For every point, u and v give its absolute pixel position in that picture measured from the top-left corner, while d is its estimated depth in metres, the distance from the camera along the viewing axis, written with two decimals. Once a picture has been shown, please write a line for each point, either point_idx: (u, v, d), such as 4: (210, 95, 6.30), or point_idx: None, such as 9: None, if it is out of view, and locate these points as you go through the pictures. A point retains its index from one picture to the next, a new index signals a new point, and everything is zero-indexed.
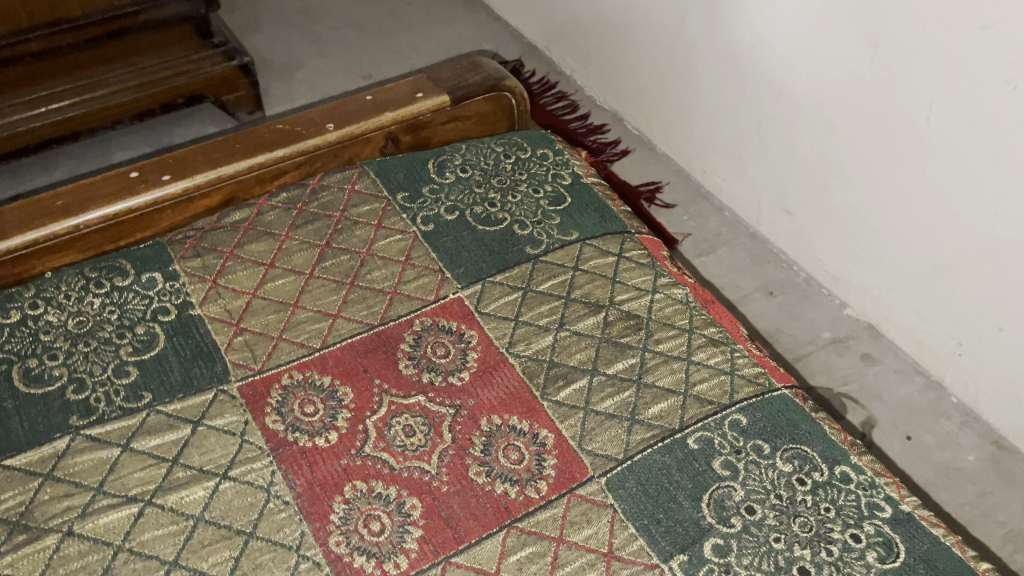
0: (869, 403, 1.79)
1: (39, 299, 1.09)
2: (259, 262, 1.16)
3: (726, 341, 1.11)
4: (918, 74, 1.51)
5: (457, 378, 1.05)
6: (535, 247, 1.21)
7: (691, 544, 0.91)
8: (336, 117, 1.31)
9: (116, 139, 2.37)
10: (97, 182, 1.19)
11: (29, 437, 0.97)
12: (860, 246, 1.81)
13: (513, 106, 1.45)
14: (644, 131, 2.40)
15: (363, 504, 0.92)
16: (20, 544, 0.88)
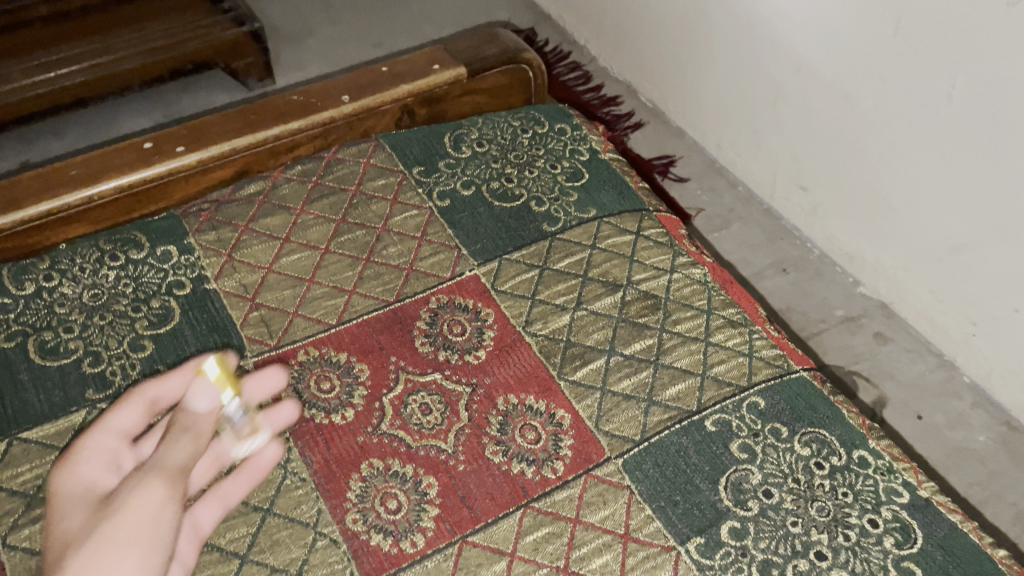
0: (881, 382, 1.78)
1: (53, 271, 1.08)
2: (274, 237, 1.15)
3: (744, 322, 1.10)
4: (941, 50, 1.48)
5: (474, 356, 1.04)
6: (553, 225, 1.20)
7: (707, 527, 0.91)
8: (352, 88, 1.29)
9: (126, 105, 2.35)
10: (111, 153, 1.18)
11: (46, 410, 0.97)
12: (876, 224, 1.79)
13: (530, 79, 1.43)
14: (658, 103, 2.37)
15: (379, 482, 0.92)
16: (38, 517, 0.88)
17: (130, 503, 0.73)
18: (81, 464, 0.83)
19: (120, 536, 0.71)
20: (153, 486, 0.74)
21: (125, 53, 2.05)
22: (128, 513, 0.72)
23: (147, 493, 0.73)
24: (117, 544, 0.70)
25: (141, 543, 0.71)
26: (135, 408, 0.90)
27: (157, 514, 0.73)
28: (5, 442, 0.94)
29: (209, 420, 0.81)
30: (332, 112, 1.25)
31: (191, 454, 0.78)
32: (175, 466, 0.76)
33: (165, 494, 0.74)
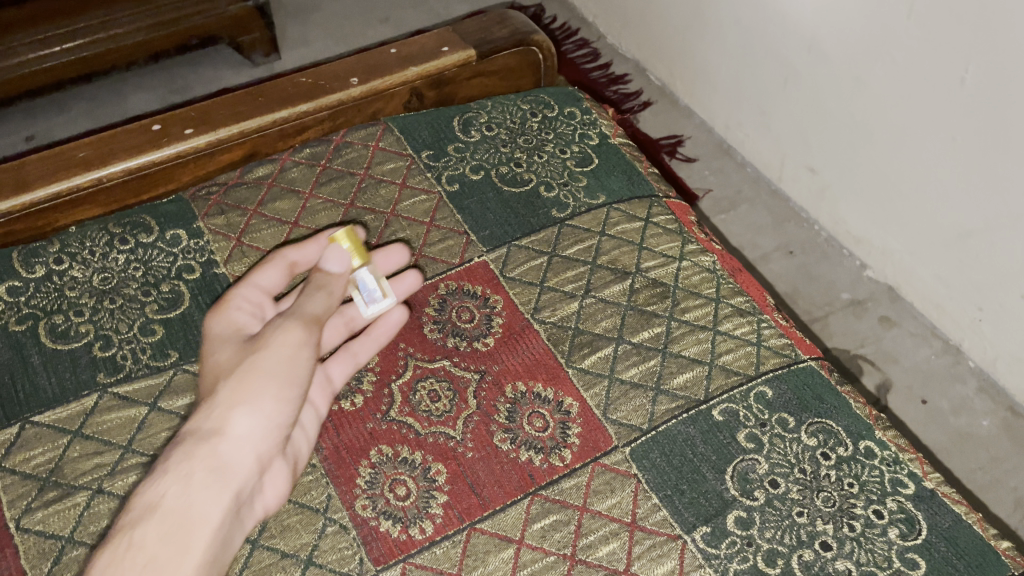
0: (886, 366, 1.79)
1: (63, 254, 1.09)
2: (283, 221, 1.15)
3: (753, 311, 1.11)
4: (955, 35, 1.46)
5: (482, 343, 1.04)
6: (562, 211, 1.20)
7: (714, 516, 0.91)
8: (360, 70, 1.28)
9: (132, 80, 2.34)
10: (119, 135, 1.17)
11: (58, 393, 0.97)
12: (884, 208, 1.78)
13: (540, 61, 1.42)
14: (666, 82, 2.35)
15: (388, 468, 0.93)
16: (51, 501, 0.89)
17: (272, 343, 0.90)
18: (233, 310, 0.98)
19: (264, 368, 0.88)
20: (293, 328, 0.91)
21: (129, 29, 2.13)
22: (271, 350, 0.89)
23: (288, 335, 0.90)
24: (259, 374, 0.88)
25: (283, 375, 0.88)
26: (278, 268, 1.02)
27: (295, 352, 0.90)
28: (17, 425, 0.95)
29: (340, 281, 0.96)
30: (341, 95, 1.25)
31: (325, 305, 0.94)
32: (312, 314, 0.93)
33: (302, 337, 0.91)
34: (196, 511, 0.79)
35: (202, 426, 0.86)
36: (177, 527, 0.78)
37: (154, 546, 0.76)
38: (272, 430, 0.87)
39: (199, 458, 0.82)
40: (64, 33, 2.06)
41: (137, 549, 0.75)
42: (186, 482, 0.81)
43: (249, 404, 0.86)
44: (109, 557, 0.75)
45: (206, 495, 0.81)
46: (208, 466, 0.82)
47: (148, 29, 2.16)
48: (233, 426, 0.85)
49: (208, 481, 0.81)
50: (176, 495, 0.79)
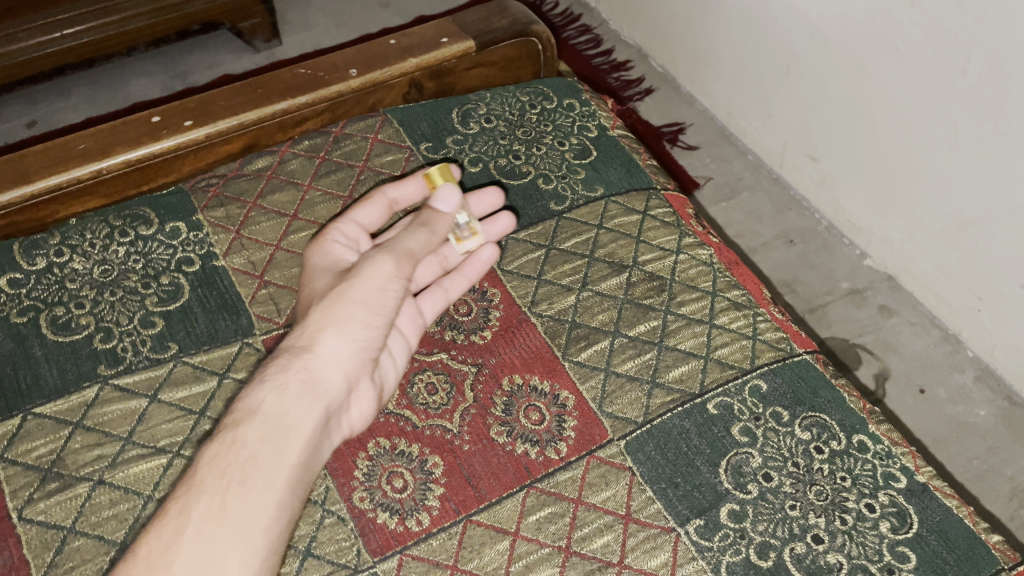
0: (884, 355, 1.79)
1: (64, 247, 1.09)
2: (282, 213, 1.16)
3: (749, 304, 1.11)
4: (958, 22, 1.46)
5: (480, 336, 1.05)
6: (560, 203, 1.20)
7: (707, 509, 0.92)
8: (360, 62, 1.29)
9: (133, 65, 2.34)
10: (120, 127, 1.18)
11: (59, 384, 0.98)
12: (884, 197, 1.78)
13: (539, 52, 1.42)
14: (668, 68, 2.35)
15: (386, 461, 0.94)
16: (53, 491, 0.90)
17: (363, 271, 0.92)
18: (333, 242, 1.02)
19: (353, 296, 0.91)
20: (384, 260, 0.93)
21: (130, 15, 2.13)
22: (362, 279, 0.91)
23: (378, 266, 0.92)
24: (349, 301, 0.91)
25: (371, 302, 0.92)
26: (377, 205, 1.08)
27: (383, 284, 0.92)
28: (19, 417, 0.96)
29: (444, 222, 0.98)
30: (340, 86, 1.25)
31: (424, 242, 0.96)
32: (407, 249, 0.94)
33: (392, 270, 0.92)
34: (291, 417, 0.84)
35: (296, 342, 0.90)
36: (274, 430, 0.83)
37: (254, 444, 0.81)
38: (359, 353, 0.91)
39: (295, 369, 0.87)
40: (66, 18, 2.06)
41: (239, 446, 0.81)
42: (283, 391, 0.85)
43: (339, 325, 0.90)
44: (216, 449, 0.82)
45: (301, 404, 0.85)
46: (302, 380, 0.87)
47: (150, 13, 2.15)
48: (325, 344, 0.89)
49: (302, 392, 0.86)
50: (274, 401, 0.85)
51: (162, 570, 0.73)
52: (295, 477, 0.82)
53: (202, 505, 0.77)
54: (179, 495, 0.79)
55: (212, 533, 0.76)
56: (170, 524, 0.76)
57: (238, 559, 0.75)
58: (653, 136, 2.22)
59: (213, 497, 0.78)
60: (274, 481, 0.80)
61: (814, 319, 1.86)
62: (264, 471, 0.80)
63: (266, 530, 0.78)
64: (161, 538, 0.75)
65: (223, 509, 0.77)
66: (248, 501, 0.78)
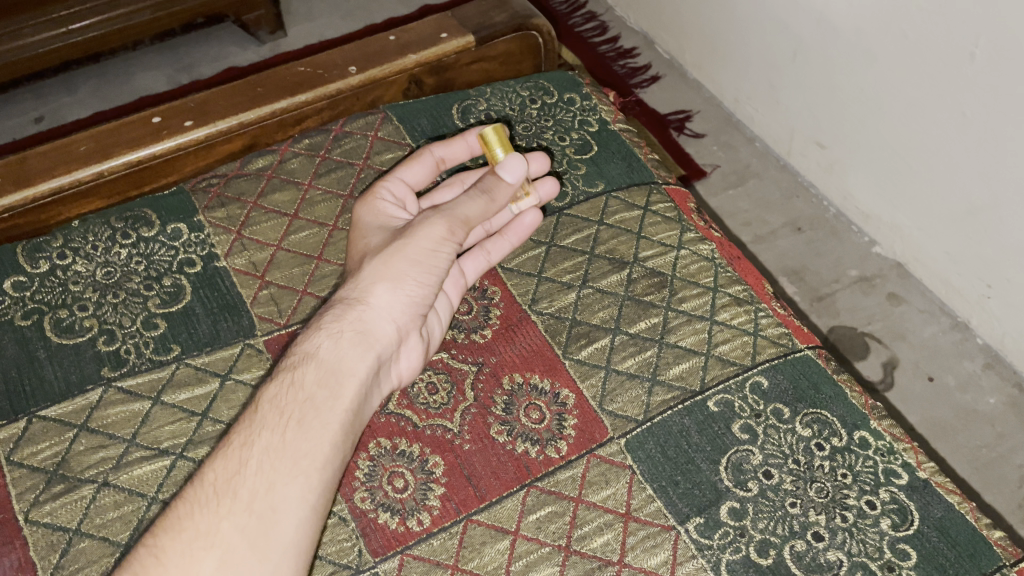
0: (893, 343, 1.78)
1: (67, 249, 1.10)
2: (283, 213, 1.16)
3: (750, 300, 1.11)
4: (967, 6, 1.44)
5: (480, 335, 1.05)
6: (560, 199, 1.20)
7: (707, 507, 0.93)
8: (359, 59, 1.29)
9: (139, 59, 2.35)
10: (121, 128, 1.18)
11: (63, 387, 0.99)
12: (893, 184, 1.76)
13: (540, 45, 1.42)
14: (674, 55, 2.33)
15: (387, 461, 0.94)
16: (58, 493, 0.90)
17: (418, 230, 0.94)
18: (380, 200, 1.02)
19: (407, 253, 0.94)
20: (438, 222, 0.94)
21: (135, 9, 2.13)
22: (416, 238, 0.93)
23: (433, 227, 0.93)
24: (403, 258, 0.94)
25: (423, 262, 0.94)
26: (425, 164, 1.08)
27: (436, 245, 0.94)
28: (24, 420, 0.96)
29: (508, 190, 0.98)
30: (339, 84, 1.25)
31: (482, 209, 0.96)
32: (463, 216, 0.94)
33: (445, 232, 0.94)
34: (346, 362, 0.90)
35: (350, 294, 0.94)
36: (330, 375, 0.89)
37: (312, 386, 0.87)
38: (410, 307, 0.95)
39: (349, 320, 0.92)
40: (71, 13, 2.06)
41: (298, 386, 0.87)
42: (338, 339, 0.91)
43: (392, 280, 0.94)
44: (276, 389, 0.88)
45: (355, 352, 0.91)
46: (356, 329, 0.92)
47: (153, 8, 2.16)
48: (377, 297, 0.93)
49: (356, 341, 0.91)
50: (330, 348, 0.90)
51: (227, 497, 0.79)
52: (348, 422, 0.87)
53: (265, 439, 0.83)
54: (242, 428, 0.85)
55: (273, 465, 0.81)
56: (234, 455, 0.83)
57: (297, 490, 0.81)
58: (659, 124, 2.21)
59: (274, 433, 0.84)
60: (329, 422, 0.86)
61: (823, 307, 1.84)
62: (320, 412, 0.86)
63: (322, 468, 0.83)
64: (227, 468, 0.82)
65: (283, 445, 0.83)
66: (307, 438, 0.84)
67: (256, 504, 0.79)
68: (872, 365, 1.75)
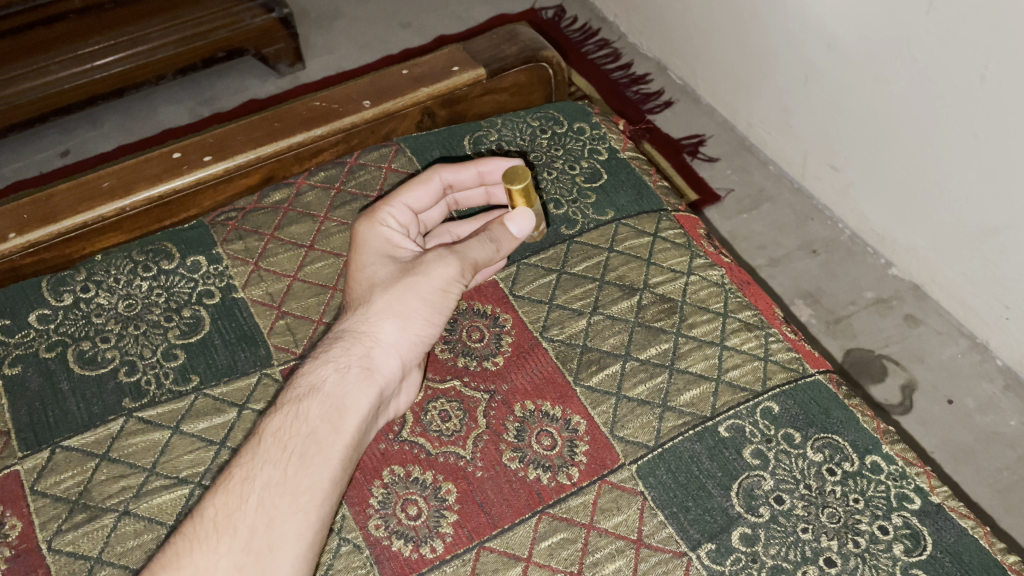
0: (911, 365, 1.77)
1: (90, 283, 1.13)
2: (299, 245, 1.19)
3: (761, 325, 1.12)
4: (975, 30, 1.44)
5: (492, 362, 1.07)
6: (570, 228, 1.22)
7: (718, 533, 0.93)
8: (373, 93, 1.32)
9: (161, 93, 2.40)
10: (142, 164, 1.22)
11: (85, 418, 1.01)
12: (908, 206, 1.76)
13: (550, 76, 1.45)
14: (687, 80, 2.36)
15: (401, 488, 0.96)
16: (81, 522, 0.92)
17: (431, 269, 0.96)
18: (384, 225, 1.03)
19: (418, 292, 0.96)
20: (452, 264, 0.96)
21: (157, 43, 2.19)
22: (429, 279, 0.95)
23: (446, 270, 0.95)
24: (414, 296, 0.96)
25: (434, 301, 0.96)
26: (430, 187, 1.09)
27: (447, 287, 0.96)
28: (48, 450, 0.99)
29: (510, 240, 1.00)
30: (353, 118, 1.28)
31: (489, 255, 0.98)
32: (473, 260, 0.96)
33: (459, 275, 0.96)
34: (350, 397, 0.91)
35: (359, 327, 0.96)
36: (334, 408, 0.91)
37: (315, 420, 0.89)
38: (417, 346, 0.97)
39: (356, 354, 0.94)
40: (95, 50, 2.13)
41: (302, 420, 0.89)
42: (345, 373, 0.93)
43: (402, 318, 0.96)
44: (280, 422, 0.90)
45: (358, 386, 0.92)
46: (363, 365, 0.93)
47: (175, 43, 2.22)
48: (385, 334, 0.95)
49: (361, 376, 0.92)
50: (336, 382, 0.92)
51: (228, 533, 0.82)
52: (347, 456, 0.89)
53: (266, 473, 0.86)
54: (245, 461, 0.88)
55: (275, 501, 0.84)
56: (235, 490, 0.85)
57: (293, 528, 0.83)
58: (672, 148, 2.23)
59: (276, 469, 0.86)
60: (331, 457, 0.87)
61: (839, 330, 1.84)
62: (322, 448, 0.87)
63: (320, 503, 0.85)
64: (227, 504, 0.84)
65: (283, 480, 0.85)
66: (307, 474, 0.85)
67: (255, 543, 0.82)
68: (890, 388, 1.74)
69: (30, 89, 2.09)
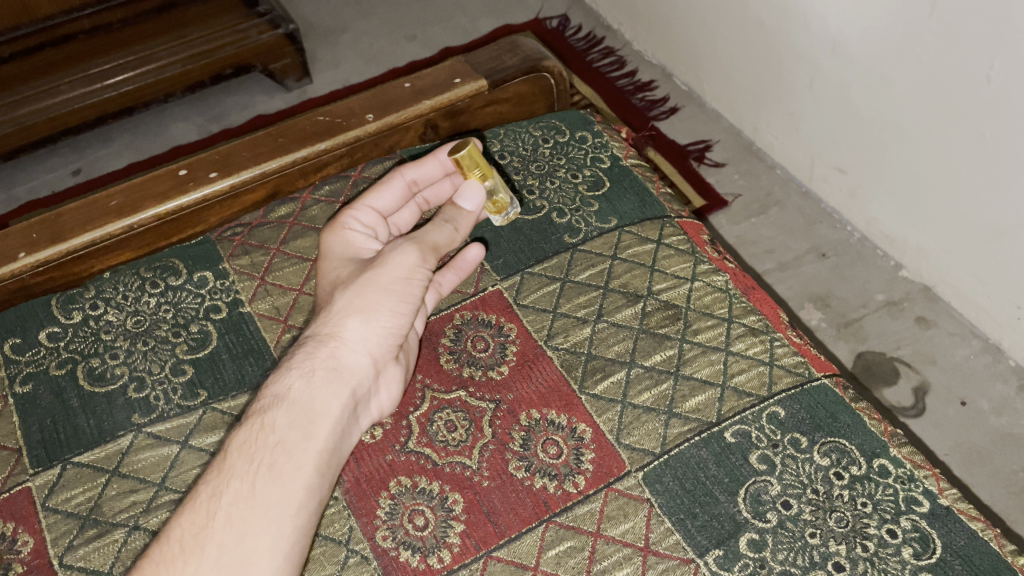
0: (923, 367, 1.76)
1: (98, 300, 1.15)
2: (305, 258, 1.20)
3: (766, 330, 1.12)
4: (979, 29, 1.44)
5: (497, 372, 1.07)
6: (573, 236, 1.22)
7: (726, 539, 0.93)
8: (376, 107, 1.33)
9: (170, 110, 2.42)
10: (148, 182, 1.23)
11: (96, 434, 1.02)
12: (917, 207, 1.75)
13: (552, 86, 1.46)
14: (692, 86, 2.36)
15: (407, 499, 0.96)
16: (91, 538, 0.93)
17: (390, 260, 0.97)
18: (348, 230, 1.06)
19: (380, 284, 0.97)
20: (409, 251, 0.97)
21: (166, 61, 2.20)
22: (388, 269, 0.97)
23: (404, 256, 0.97)
24: (378, 289, 0.96)
25: (397, 291, 0.97)
26: (395, 188, 1.11)
27: (409, 274, 0.97)
28: (59, 466, 0.99)
29: (467, 218, 1.04)
30: (357, 132, 1.29)
31: (449, 237, 1.01)
32: (432, 243, 0.99)
33: (417, 261, 0.98)
34: (319, 402, 0.92)
35: (322, 329, 0.97)
36: (303, 416, 0.91)
37: (283, 430, 0.89)
38: (386, 339, 0.97)
39: (321, 358, 0.95)
40: (105, 71, 2.15)
41: (269, 431, 0.89)
42: (310, 378, 0.93)
43: (366, 314, 0.96)
44: (246, 435, 0.90)
45: (328, 390, 0.93)
46: (328, 366, 0.94)
47: (185, 60, 2.23)
48: (350, 331, 0.96)
49: (333, 380, 0.93)
50: (301, 388, 0.92)
51: (195, 554, 0.81)
52: (322, 462, 0.90)
53: (233, 488, 0.85)
54: (211, 479, 0.88)
55: (244, 514, 0.83)
56: (202, 507, 0.85)
57: (269, 540, 0.83)
58: (679, 154, 2.22)
59: (243, 482, 0.85)
60: (302, 464, 0.88)
61: (850, 333, 1.83)
62: (292, 456, 0.88)
63: (296, 513, 0.85)
64: (194, 522, 0.84)
65: (253, 493, 0.85)
66: (280, 484, 0.86)
67: (224, 560, 0.81)
68: (902, 391, 1.73)
69: (40, 110, 2.10)
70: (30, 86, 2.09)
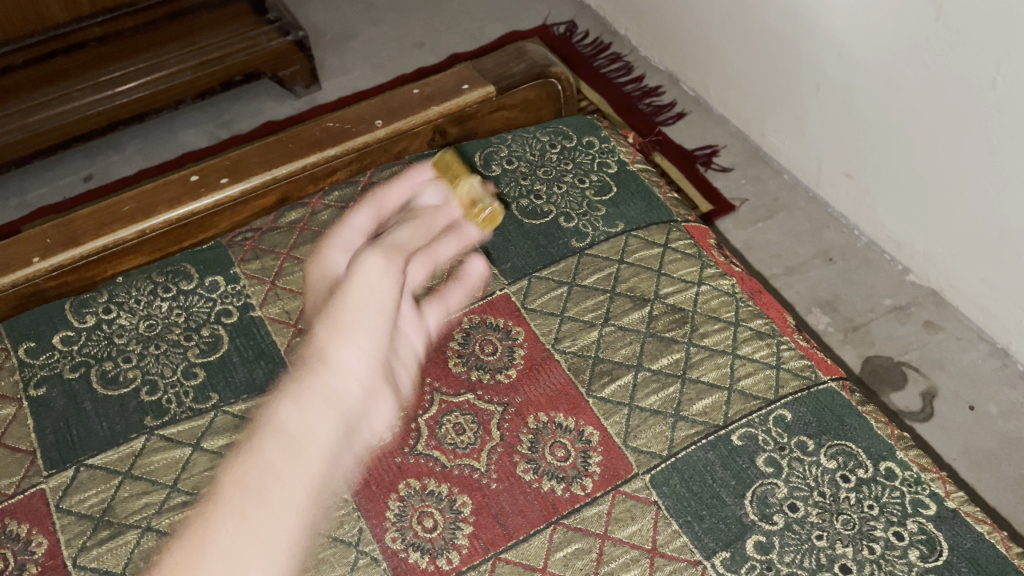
0: (931, 371, 1.76)
1: (111, 304, 1.16)
2: (313, 263, 1.21)
3: (773, 333, 1.12)
4: (984, 35, 1.45)
5: (505, 375, 1.08)
6: (580, 240, 1.23)
7: (733, 541, 0.93)
8: (385, 112, 1.34)
9: (180, 116, 2.44)
10: (160, 186, 1.24)
11: (109, 436, 1.03)
12: (923, 212, 1.76)
13: (559, 92, 1.47)
14: (699, 91, 2.36)
15: (416, 501, 0.97)
16: (105, 539, 0.94)
17: (358, 274, 1.04)
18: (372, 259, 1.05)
19: (352, 306, 1.02)
20: (373, 259, 1.05)
21: (175, 68, 2.22)
22: (356, 283, 1.03)
23: (370, 268, 1.04)
24: (352, 310, 1.02)
25: (371, 311, 1.02)
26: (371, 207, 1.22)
27: (376, 286, 1.03)
28: (72, 468, 1.00)
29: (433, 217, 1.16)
30: (366, 137, 1.31)
31: (409, 236, 1.12)
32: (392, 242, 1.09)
33: (382, 268, 1.05)
34: (311, 428, 0.95)
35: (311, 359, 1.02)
36: (293, 441, 0.94)
37: (274, 458, 0.93)
38: (372, 363, 1.01)
39: (310, 385, 0.99)
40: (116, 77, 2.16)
41: (261, 460, 0.94)
42: (300, 405, 0.97)
43: (347, 340, 1.01)
44: (240, 466, 0.96)
45: (319, 416, 0.96)
46: (316, 392, 0.98)
47: (193, 67, 2.24)
48: (336, 357, 1.00)
49: (321, 406, 0.97)
50: (292, 416, 0.97)
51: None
52: (313, 486, 0.93)
53: (226, 517, 0.90)
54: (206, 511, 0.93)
55: (232, 543, 0.87)
56: (195, 538, 0.90)
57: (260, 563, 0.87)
58: (686, 159, 2.23)
59: (235, 509, 0.90)
60: (291, 488, 0.92)
61: (858, 337, 1.83)
62: (281, 480, 0.92)
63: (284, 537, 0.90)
64: (183, 551, 0.89)
65: (245, 519, 0.89)
66: (268, 510, 0.90)
67: None
68: (910, 396, 1.73)
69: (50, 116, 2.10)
70: (43, 93, 2.10)
